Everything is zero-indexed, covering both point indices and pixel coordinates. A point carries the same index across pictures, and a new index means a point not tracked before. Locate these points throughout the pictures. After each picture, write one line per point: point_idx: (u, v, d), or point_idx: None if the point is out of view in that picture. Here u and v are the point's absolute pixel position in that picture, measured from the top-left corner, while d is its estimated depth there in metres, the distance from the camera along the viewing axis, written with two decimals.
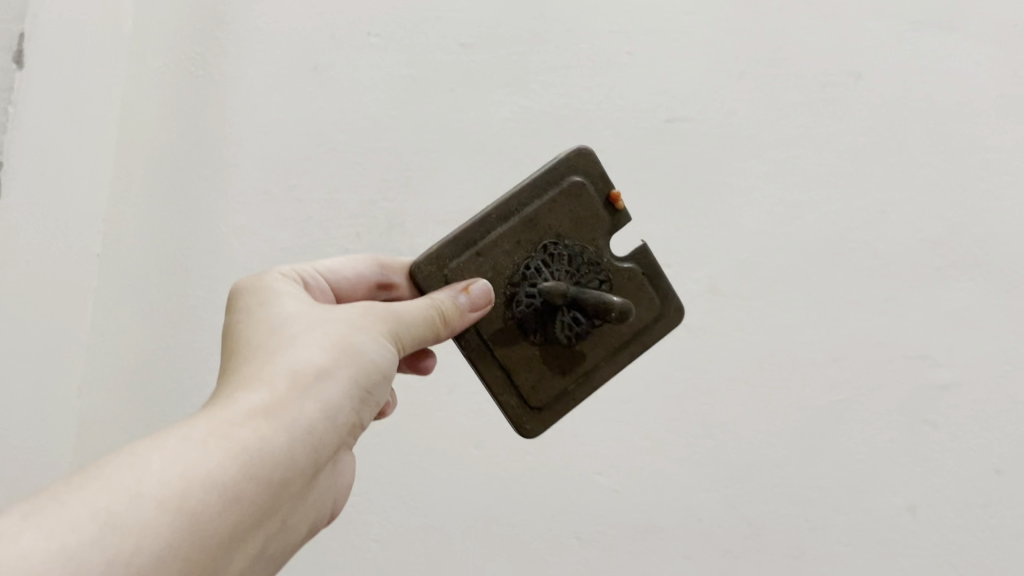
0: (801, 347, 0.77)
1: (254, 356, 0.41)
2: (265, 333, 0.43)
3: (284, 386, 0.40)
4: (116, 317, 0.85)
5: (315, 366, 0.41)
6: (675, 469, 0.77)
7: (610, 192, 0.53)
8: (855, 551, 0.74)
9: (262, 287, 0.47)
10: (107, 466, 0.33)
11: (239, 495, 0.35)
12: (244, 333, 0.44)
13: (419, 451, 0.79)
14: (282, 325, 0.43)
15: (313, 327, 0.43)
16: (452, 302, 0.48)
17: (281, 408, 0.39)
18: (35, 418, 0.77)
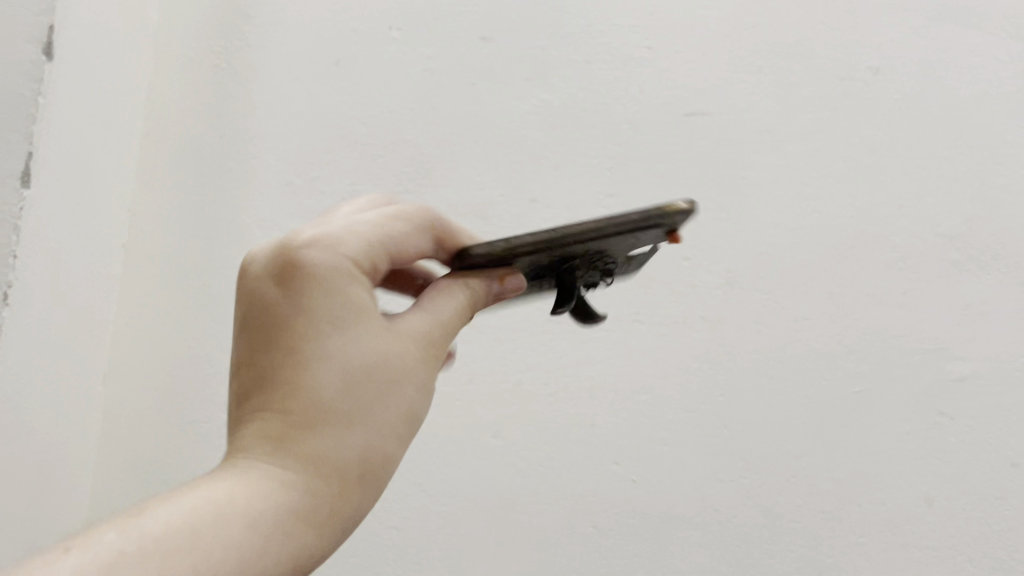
0: (818, 339, 0.78)
1: (322, 416, 0.39)
2: (338, 380, 0.40)
3: (354, 476, 0.39)
4: (139, 306, 0.86)
5: (384, 454, 0.41)
6: (691, 459, 0.77)
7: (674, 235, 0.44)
8: (871, 540, 0.74)
9: (331, 278, 0.41)
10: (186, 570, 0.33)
11: None
12: (318, 367, 0.40)
13: (438, 439, 0.80)
14: (363, 378, 0.40)
15: (393, 387, 0.41)
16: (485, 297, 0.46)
17: (344, 501, 0.39)
18: (61, 404, 0.78)
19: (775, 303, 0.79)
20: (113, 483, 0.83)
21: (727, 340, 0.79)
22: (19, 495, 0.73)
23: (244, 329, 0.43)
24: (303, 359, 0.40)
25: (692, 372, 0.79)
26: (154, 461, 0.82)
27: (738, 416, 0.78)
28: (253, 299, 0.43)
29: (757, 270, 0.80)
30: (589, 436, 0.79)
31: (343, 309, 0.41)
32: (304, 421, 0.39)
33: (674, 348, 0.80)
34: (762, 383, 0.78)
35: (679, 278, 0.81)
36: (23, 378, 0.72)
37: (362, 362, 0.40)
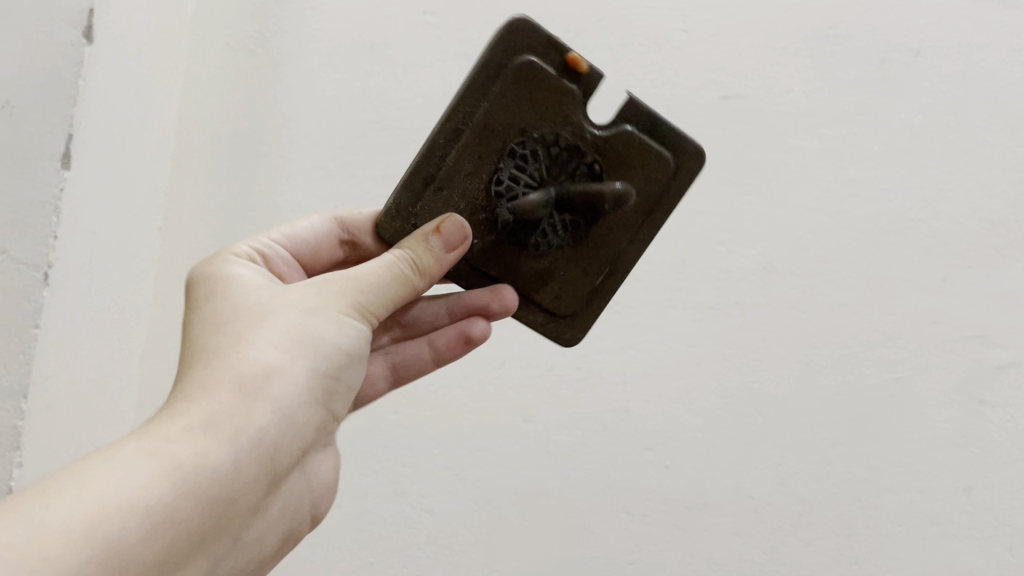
0: (856, 325, 0.77)
1: (195, 365, 0.43)
2: (211, 331, 0.45)
3: (231, 391, 0.41)
4: (175, 290, 0.87)
5: (264, 364, 0.43)
6: (725, 446, 0.77)
7: (566, 58, 0.51)
8: (908, 529, 0.74)
9: (216, 270, 0.50)
10: (66, 468, 0.36)
11: (189, 501, 0.37)
12: (199, 328, 0.45)
13: (469, 424, 0.80)
14: (227, 319, 0.45)
15: (259, 320, 0.45)
16: (423, 249, 0.49)
17: (227, 413, 0.40)
18: (99, 385, 0.80)
19: (812, 289, 0.78)
20: None
21: (763, 326, 0.78)
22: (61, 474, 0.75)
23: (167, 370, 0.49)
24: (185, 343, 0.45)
25: (727, 355, 0.78)
26: None
27: (773, 403, 0.77)
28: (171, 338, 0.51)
29: (794, 255, 0.79)
30: (621, 421, 0.79)
31: (224, 280, 0.49)
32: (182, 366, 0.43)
33: (709, 333, 0.79)
34: (797, 370, 0.77)
35: (715, 263, 0.80)
36: (61, 357, 0.73)
37: (230, 313, 0.46)
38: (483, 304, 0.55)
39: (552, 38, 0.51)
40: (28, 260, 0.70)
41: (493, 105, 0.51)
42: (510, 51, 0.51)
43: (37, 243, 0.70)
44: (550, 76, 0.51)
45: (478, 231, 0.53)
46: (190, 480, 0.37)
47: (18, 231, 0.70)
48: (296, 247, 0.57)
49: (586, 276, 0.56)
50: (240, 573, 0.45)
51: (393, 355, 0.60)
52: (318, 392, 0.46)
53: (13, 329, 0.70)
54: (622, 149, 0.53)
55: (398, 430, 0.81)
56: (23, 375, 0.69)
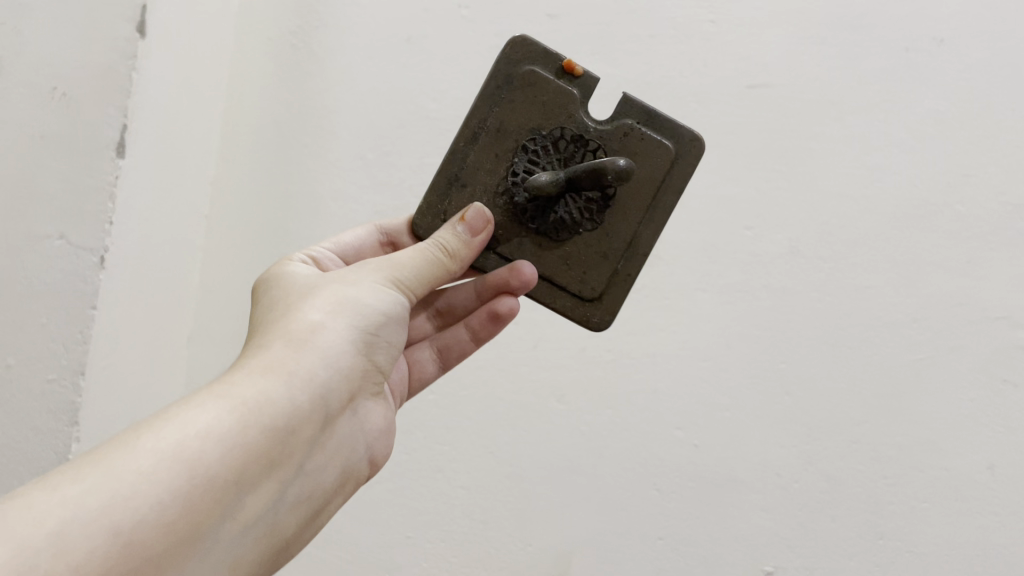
0: (881, 307, 0.79)
1: (251, 338, 0.46)
2: (266, 314, 0.48)
3: (282, 346, 0.44)
4: (221, 276, 0.92)
5: (310, 323, 0.46)
6: (753, 425, 0.79)
7: (563, 63, 0.55)
8: (934, 506, 0.76)
9: (266, 274, 0.53)
10: (141, 421, 0.39)
11: (251, 433, 0.39)
12: (260, 315, 0.49)
13: (504, 404, 0.83)
14: (280, 301, 0.49)
15: (306, 296, 0.48)
16: (451, 234, 0.52)
17: (280, 361, 0.43)
18: (152, 365, 0.84)
19: (839, 272, 0.80)
20: None
21: (790, 309, 0.81)
22: None
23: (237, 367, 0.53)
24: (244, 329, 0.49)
25: (755, 336, 0.81)
26: None
27: (800, 383, 0.79)
28: None
29: (821, 239, 0.81)
30: (651, 401, 0.81)
31: (272, 279, 0.52)
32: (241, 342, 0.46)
33: (736, 315, 0.81)
34: (825, 351, 0.79)
35: (743, 247, 0.83)
36: (116, 337, 0.77)
37: (281, 296, 0.49)
38: (503, 282, 0.56)
39: (549, 50, 0.55)
40: (88, 244, 0.74)
41: (504, 106, 0.55)
42: (513, 62, 0.55)
43: (97, 228, 0.74)
44: (549, 81, 0.55)
45: (509, 219, 0.56)
46: (249, 413, 0.40)
47: (79, 219, 0.74)
48: (344, 253, 0.61)
49: (606, 258, 0.57)
50: (313, 513, 0.47)
51: (436, 340, 0.64)
52: (364, 346, 0.48)
53: (74, 310, 0.73)
54: (623, 139, 0.56)
55: (435, 409, 0.84)
56: (82, 354, 0.73)
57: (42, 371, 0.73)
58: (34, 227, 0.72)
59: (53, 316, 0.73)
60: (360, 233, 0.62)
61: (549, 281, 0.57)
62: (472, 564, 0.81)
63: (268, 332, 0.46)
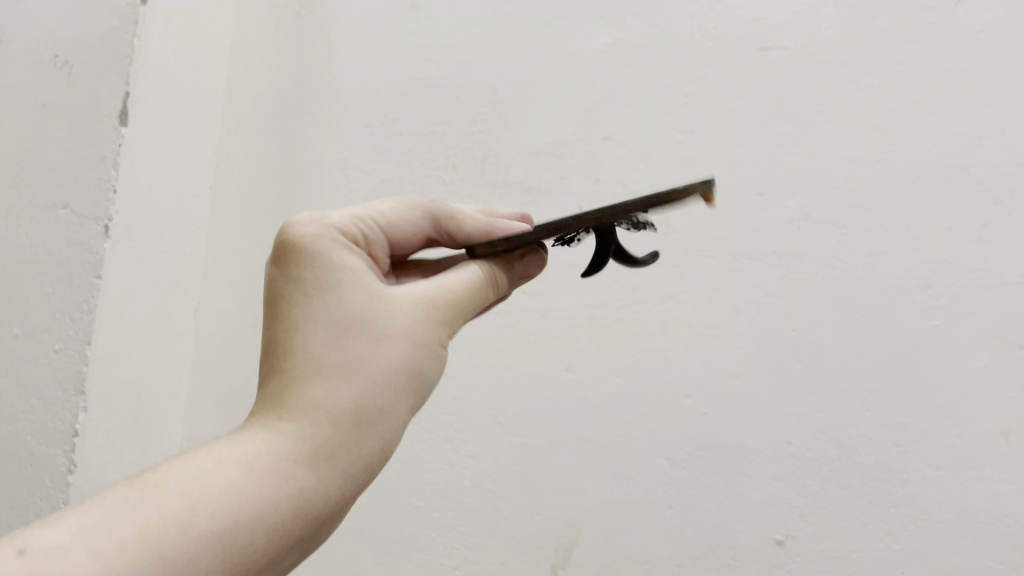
0: (893, 273, 0.78)
1: (313, 372, 0.44)
2: (327, 337, 0.45)
3: (347, 428, 0.43)
4: (226, 246, 0.91)
5: (377, 404, 0.44)
6: (763, 393, 0.78)
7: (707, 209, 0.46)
8: (946, 474, 0.74)
9: (321, 248, 0.47)
10: (190, 488, 0.39)
11: (292, 532, 0.41)
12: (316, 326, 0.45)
13: (511, 372, 0.85)
14: (347, 326, 0.45)
15: (378, 340, 0.45)
16: (504, 268, 0.53)
17: (341, 448, 0.43)
18: (159, 333, 0.84)
19: (851, 237, 0.79)
20: (204, 412, 0.88)
21: (799, 274, 0.80)
22: (121, 420, 0.78)
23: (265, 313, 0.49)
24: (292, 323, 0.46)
25: (766, 301, 0.80)
26: (241, 390, 0.87)
27: (811, 350, 0.78)
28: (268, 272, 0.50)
29: (832, 204, 0.80)
30: (660, 369, 0.81)
31: (332, 266, 0.47)
32: (301, 374, 0.44)
33: (746, 282, 0.81)
34: (836, 317, 0.78)
35: (753, 213, 0.82)
36: (122, 308, 0.77)
37: (348, 314, 0.45)
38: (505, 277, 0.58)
39: None
40: (90, 214, 0.74)
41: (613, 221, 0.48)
42: None
43: (100, 198, 0.74)
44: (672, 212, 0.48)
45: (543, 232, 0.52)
46: (295, 515, 0.41)
47: (84, 190, 0.74)
48: (386, 230, 0.51)
49: None
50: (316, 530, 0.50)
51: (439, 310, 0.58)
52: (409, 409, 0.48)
53: (78, 280, 0.74)
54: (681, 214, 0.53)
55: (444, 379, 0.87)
56: (87, 325, 0.73)
57: (50, 340, 0.74)
58: (43, 199, 0.76)
59: (57, 286, 0.75)
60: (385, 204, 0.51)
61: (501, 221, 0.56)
62: (479, 532, 0.82)
63: (332, 383, 0.44)
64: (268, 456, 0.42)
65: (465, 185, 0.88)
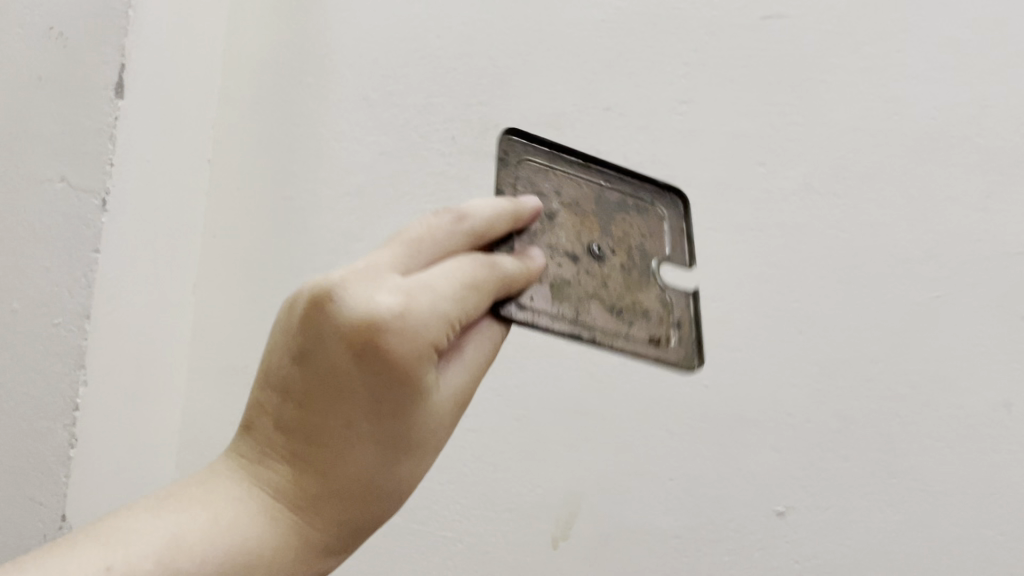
0: (895, 243, 0.77)
1: (357, 489, 0.45)
2: (379, 458, 0.45)
3: (363, 532, 0.47)
4: (224, 219, 0.91)
5: (394, 509, 0.48)
6: (763, 365, 0.78)
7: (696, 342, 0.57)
8: (947, 445, 0.73)
9: (412, 370, 0.43)
10: None
11: None
12: (373, 447, 0.45)
13: (511, 346, 0.86)
14: (400, 450, 0.46)
15: (418, 461, 0.47)
16: None
17: (351, 543, 0.47)
18: (160, 307, 0.84)
19: (853, 207, 0.79)
20: (203, 385, 0.88)
21: (802, 245, 0.79)
22: (120, 392, 0.78)
23: (300, 357, 0.45)
24: (352, 434, 0.44)
25: (767, 272, 0.79)
26: (240, 361, 0.87)
27: (813, 321, 0.78)
28: (316, 320, 0.44)
29: (834, 174, 0.79)
30: None
31: (412, 392, 0.44)
32: (347, 489, 0.45)
33: (748, 253, 0.80)
34: (838, 289, 0.78)
35: (755, 182, 0.81)
36: (120, 281, 0.76)
37: (406, 439, 0.45)
38: None
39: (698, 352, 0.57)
40: (88, 188, 0.74)
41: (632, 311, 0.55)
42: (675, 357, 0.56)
43: (97, 171, 0.74)
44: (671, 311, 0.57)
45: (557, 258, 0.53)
46: None
47: (79, 162, 0.74)
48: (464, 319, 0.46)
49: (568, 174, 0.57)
50: None
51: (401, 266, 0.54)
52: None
53: (77, 252, 0.74)
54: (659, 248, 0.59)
55: None
56: (86, 298, 0.73)
57: (46, 315, 0.74)
58: (39, 173, 0.75)
59: (54, 259, 0.74)
60: (462, 287, 0.45)
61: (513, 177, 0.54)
62: (478, 504, 0.82)
63: (369, 503, 0.46)
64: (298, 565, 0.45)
65: (464, 157, 0.86)
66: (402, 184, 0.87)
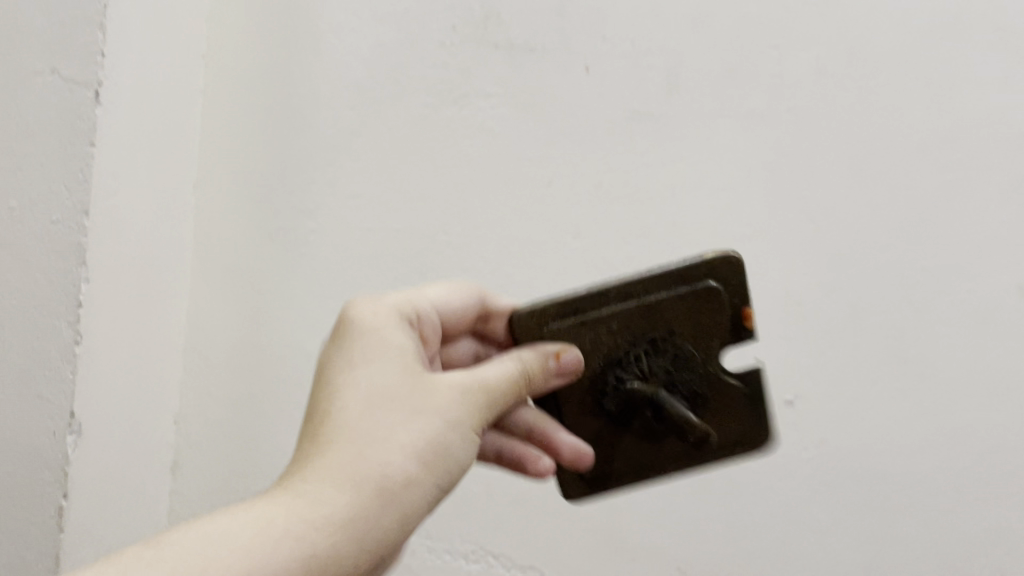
0: (910, 127, 0.75)
1: (344, 438, 0.47)
2: (361, 406, 0.48)
3: (368, 491, 0.45)
4: (221, 119, 0.89)
5: (401, 471, 0.46)
6: (772, 256, 0.77)
7: (743, 309, 0.57)
8: (957, 330, 0.74)
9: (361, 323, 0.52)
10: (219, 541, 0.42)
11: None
12: (352, 398, 0.48)
13: (517, 242, 0.82)
14: (379, 401, 0.48)
15: (407, 419, 0.48)
16: (539, 362, 0.55)
17: (362, 507, 0.45)
18: (162, 210, 0.83)
19: (867, 91, 0.76)
20: (209, 288, 0.88)
21: (813, 131, 0.77)
22: (126, 295, 0.78)
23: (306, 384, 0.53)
24: (331, 392, 0.49)
25: (778, 158, 0.78)
26: (246, 265, 0.87)
27: (823, 207, 0.77)
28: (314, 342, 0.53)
29: (848, 57, 0.77)
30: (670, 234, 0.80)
31: (362, 339, 0.51)
32: (333, 437, 0.47)
33: (757, 142, 0.78)
34: (851, 176, 0.76)
35: (765, 67, 0.79)
36: (118, 178, 0.75)
37: (384, 389, 0.49)
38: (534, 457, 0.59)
39: (742, 291, 0.57)
40: (82, 81, 0.72)
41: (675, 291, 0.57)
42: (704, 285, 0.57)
43: (89, 63, 0.72)
44: (722, 317, 0.56)
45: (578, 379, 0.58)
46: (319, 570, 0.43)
47: (71, 53, 0.72)
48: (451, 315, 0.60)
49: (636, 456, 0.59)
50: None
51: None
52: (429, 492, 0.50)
53: (71, 147, 0.72)
54: (727, 395, 0.57)
55: (449, 250, 0.84)
56: (84, 193, 0.72)
57: (46, 214, 0.73)
58: (30, 66, 0.73)
59: (49, 157, 0.73)
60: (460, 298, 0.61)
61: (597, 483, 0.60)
62: None
63: (356, 448, 0.46)
64: (292, 516, 0.43)
65: (465, 48, 0.85)
66: (403, 79, 0.86)
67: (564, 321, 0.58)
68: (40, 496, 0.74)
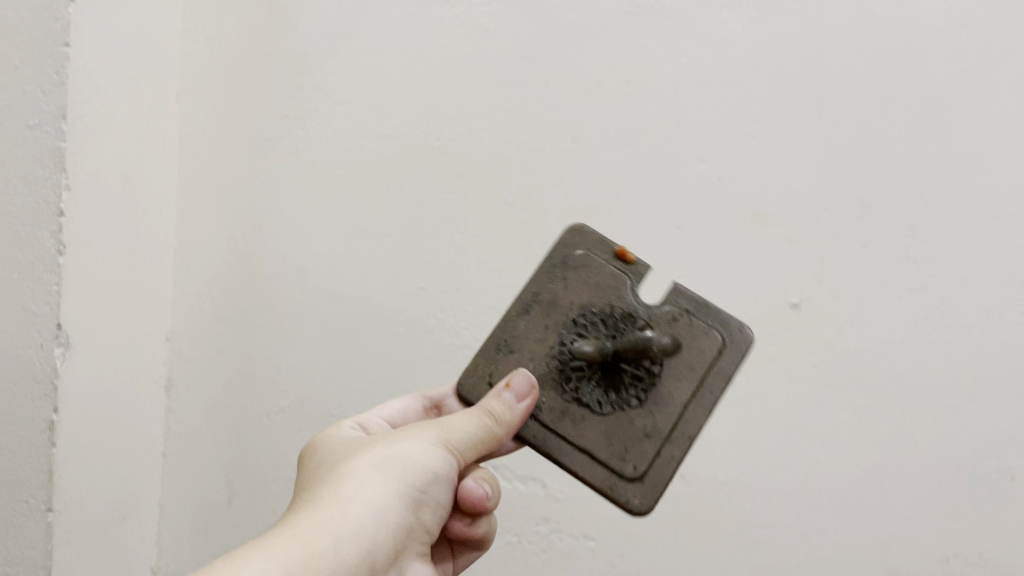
0: (925, 13, 0.72)
1: (306, 490, 0.49)
2: (318, 469, 0.50)
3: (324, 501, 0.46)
4: (202, 17, 0.85)
5: (353, 479, 0.47)
6: (780, 153, 0.75)
7: (616, 252, 0.60)
8: (971, 226, 0.71)
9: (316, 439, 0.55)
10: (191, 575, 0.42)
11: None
12: (311, 472, 0.51)
13: (514, 147, 0.80)
14: (333, 459, 0.50)
15: (355, 453, 0.49)
16: (497, 400, 0.52)
17: (322, 513, 0.45)
18: (144, 119, 0.79)
19: None
20: (197, 200, 0.86)
21: (824, 19, 0.74)
22: (109, 208, 0.75)
23: None
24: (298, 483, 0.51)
25: (786, 50, 0.74)
26: (234, 175, 0.85)
27: (832, 99, 0.74)
28: None
29: None
30: (673, 134, 0.77)
31: (317, 445, 0.54)
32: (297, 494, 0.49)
33: (764, 33, 0.75)
34: (860, 69, 0.73)
35: None
36: (98, 83, 0.72)
37: (335, 455, 0.51)
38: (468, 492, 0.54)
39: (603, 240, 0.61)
40: None
41: (558, 275, 0.60)
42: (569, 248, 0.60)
43: None
44: (603, 265, 0.60)
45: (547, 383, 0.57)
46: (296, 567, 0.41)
47: None
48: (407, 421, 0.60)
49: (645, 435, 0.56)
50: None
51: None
52: (409, 501, 0.49)
53: (46, 48, 0.69)
54: (672, 321, 0.58)
55: (443, 156, 0.81)
56: (61, 97, 0.69)
57: (22, 119, 0.70)
58: None
59: (23, 59, 0.70)
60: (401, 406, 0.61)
61: (642, 475, 0.55)
62: (486, 311, 0.80)
63: (313, 490, 0.47)
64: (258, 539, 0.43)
65: None
66: None
67: (498, 358, 0.58)
68: (30, 410, 0.72)
